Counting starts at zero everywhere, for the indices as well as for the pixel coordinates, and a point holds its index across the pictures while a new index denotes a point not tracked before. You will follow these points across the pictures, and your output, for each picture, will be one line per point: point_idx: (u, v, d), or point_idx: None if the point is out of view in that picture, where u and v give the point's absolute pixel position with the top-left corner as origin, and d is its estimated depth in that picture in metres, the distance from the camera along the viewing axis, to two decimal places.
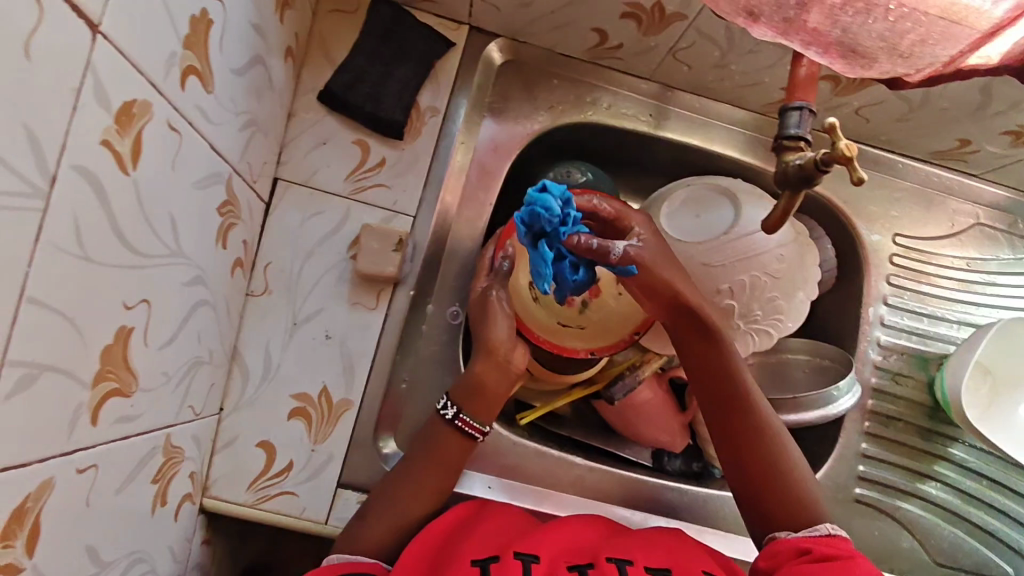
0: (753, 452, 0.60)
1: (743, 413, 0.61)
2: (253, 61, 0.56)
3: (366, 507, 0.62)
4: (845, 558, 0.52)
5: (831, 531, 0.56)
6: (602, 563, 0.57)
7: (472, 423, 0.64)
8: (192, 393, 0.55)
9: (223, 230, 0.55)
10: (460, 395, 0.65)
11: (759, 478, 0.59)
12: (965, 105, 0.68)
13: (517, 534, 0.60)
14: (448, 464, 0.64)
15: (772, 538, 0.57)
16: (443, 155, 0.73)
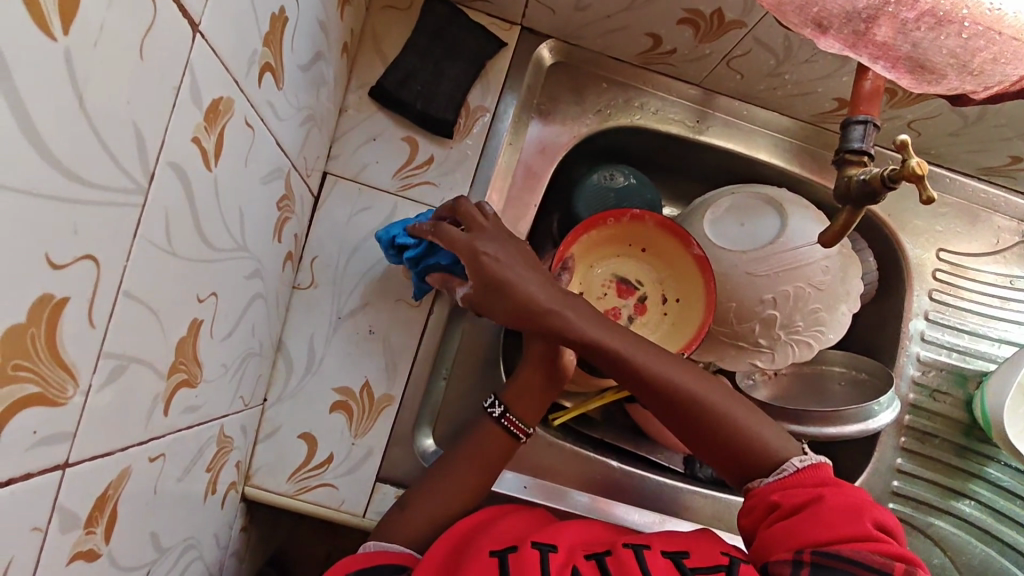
0: (707, 434, 0.59)
1: (685, 405, 0.58)
2: (316, 57, 0.56)
3: (408, 496, 0.64)
4: (815, 503, 0.53)
5: (798, 467, 0.56)
6: (618, 549, 0.55)
7: (517, 423, 0.66)
8: (243, 382, 0.56)
9: (279, 223, 0.56)
10: (509, 396, 0.67)
11: (721, 453, 0.59)
12: (1021, 123, 0.67)
13: (539, 529, 0.59)
14: (489, 460, 0.65)
15: (749, 489, 0.58)
16: (490, 155, 0.73)
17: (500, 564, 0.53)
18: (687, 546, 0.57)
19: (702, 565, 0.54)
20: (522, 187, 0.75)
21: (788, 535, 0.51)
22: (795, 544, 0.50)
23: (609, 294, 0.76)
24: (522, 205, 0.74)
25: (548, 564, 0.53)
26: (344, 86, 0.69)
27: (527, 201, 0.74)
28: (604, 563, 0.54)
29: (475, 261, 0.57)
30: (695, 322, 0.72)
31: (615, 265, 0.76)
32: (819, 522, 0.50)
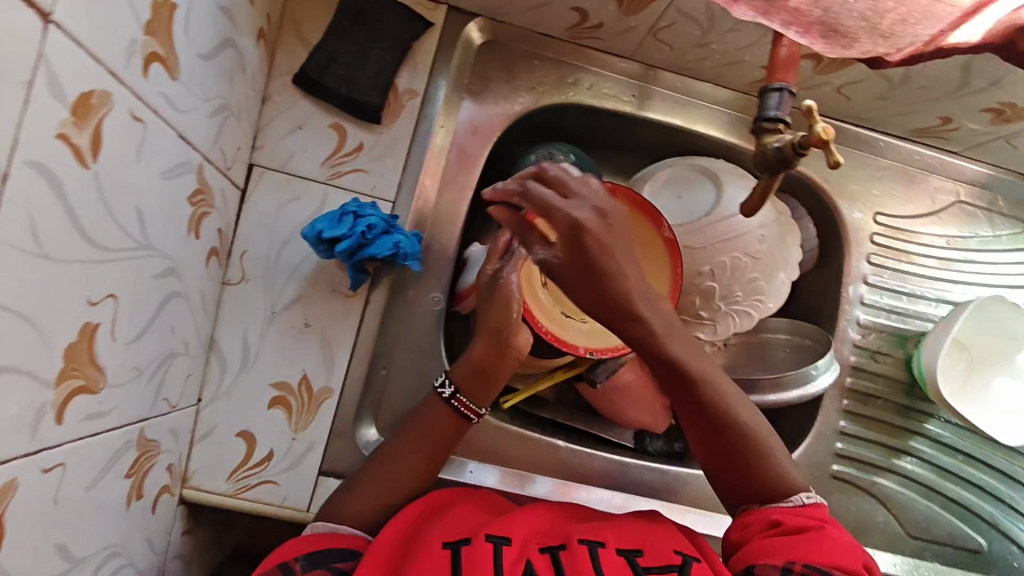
0: (726, 448, 0.60)
1: (711, 419, 0.60)
2: (223, 44, 0.54)
3: (354, 478, 0.63)
4: (814, 530, 0.55)
5: (805, 501, 0.58)
6: (573, 544, 0.56)
7: (468, 404, 0.66)
8: (167, 386, 0.55)
9: (195, 219, 0.54)
10: (463, 375, 0.67)
11: (733, 470, 0.60)
12: (945, 84, 0.68)
13: (490, 518, 0.59)
14: (439, 439, 0.65)
15: (747, 508, 0.60)
16: (422, 139, 0.71)
17: (452, 558, 0.53)
18: (641, 544, 0.58)
19: (654, 564, 0.56)
20: (456, 170, 0.73)
21: (784, 550, 0.53)
22: (787, 556, 0.53)
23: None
24: (457, 188, 0.73)
25: (501, 559, 0.53)
26: (265, 73, 0.66)
27: (462, 183, 0.73)
28: (558, 556, 0.54)
29: (574, 234, 0.49)
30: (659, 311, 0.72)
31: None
32: (815, 547, 0.53)
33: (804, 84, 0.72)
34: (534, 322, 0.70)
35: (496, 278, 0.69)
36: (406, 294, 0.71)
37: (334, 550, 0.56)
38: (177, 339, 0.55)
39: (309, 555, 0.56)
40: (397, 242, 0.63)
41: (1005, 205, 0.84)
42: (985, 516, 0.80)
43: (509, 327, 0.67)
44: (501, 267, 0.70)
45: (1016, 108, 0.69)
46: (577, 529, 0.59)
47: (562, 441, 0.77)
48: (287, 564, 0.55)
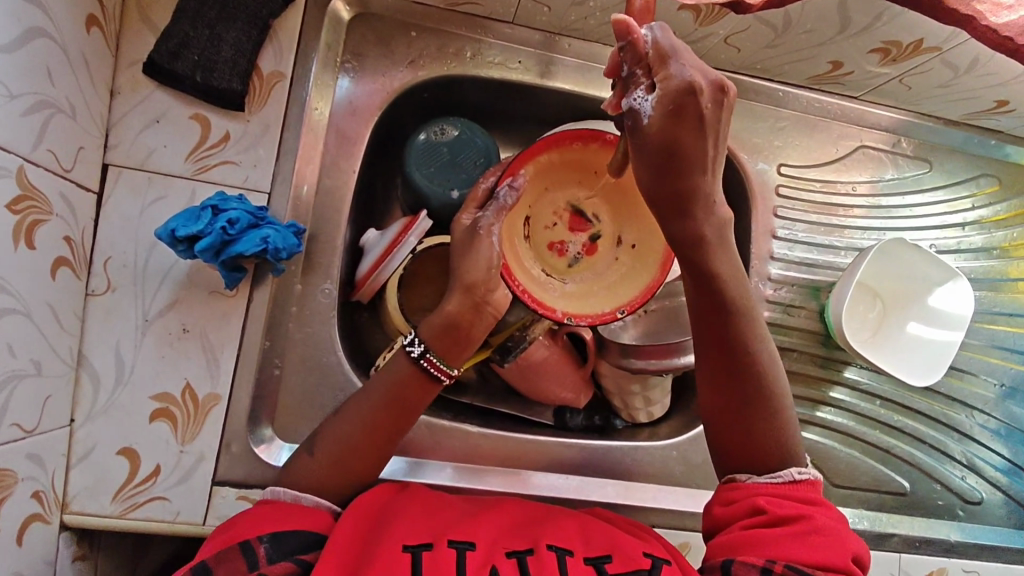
0: (732, 403, 0.56)
1: (741, 372, 0.56)
2: (29, 34, 0.49)
3: (317, 436, 0.57)
4: (803, 521, 0.52)
5: (795, 477, 0.55)
6: (541, 549, 0.52)
7: (439, 365, 0.58)
8: (15, 408, 0.51)
9: (20, 227, 0.50)
10: (432, 334, 0.58)
11: (730, 427, 0.57)
12: (827, 26, 0.66)
13: (452, 519, 0.55)
14: (407, 406, 0.58)
15: (732, 479, 0.57)
16: (295, 124, 0.67)
17: (413, 561, 0.49)
18: (609, 549, 0.55)
19: (624, 570, 0.52)
20: (337, 154, 0.70)
21: (766, 540, 0.51)
22: (767, 550, 0.50)
23: (559, 226, 0.68)
24: (340, 172, 0.70)
25: (464, 565, 0.49)
26: (109, 64, 0.61)
27: (345, 167, 0.70)
28: (525, 561, 0.51)
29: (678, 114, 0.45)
30: (654, 270, 0.62)
31: (571, 195, 0.67)
32: (803, 542, 0.50)
33: (688, 38, 0.70)
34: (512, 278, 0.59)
35: (474, 227, 0.59)
36: (294, 288, 0.67)
37: (300, 533, 0.51)
38: (19, 357, 0.51)
39: (274, 537, 0.50)
40: (265, 236, 0.60)
41: (910, 146, 0.84)
42: (905, 458, 0.81)
43: (487, 283, 0.58)
44: (481, 216, 0.59)
45: (902, 46, 0.67)
46: (547, 534, 0.55)
47: (476, 425, 0.74)
48: (248, 544, 0.49)
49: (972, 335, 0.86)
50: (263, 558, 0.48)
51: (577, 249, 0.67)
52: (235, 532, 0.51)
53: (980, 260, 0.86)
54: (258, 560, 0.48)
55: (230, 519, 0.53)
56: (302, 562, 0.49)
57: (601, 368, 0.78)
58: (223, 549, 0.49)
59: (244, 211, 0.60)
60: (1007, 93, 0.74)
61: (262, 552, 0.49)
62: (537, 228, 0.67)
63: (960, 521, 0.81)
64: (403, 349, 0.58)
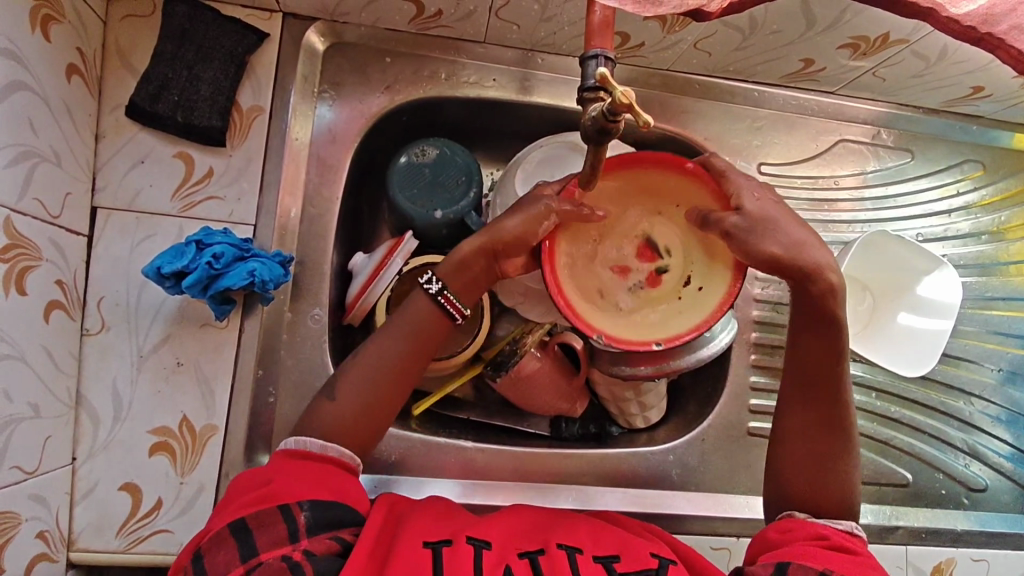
0: (813, 452, 0.61)
1: (828, 428, 0.61)
2: (9, 90, 0.51)
3: (337, 381, 0.59)
4: (859, 555, 0.54)
5: (854, 530, 0.58)
6: (552, 549, 0.52)
7: (454, 302, 0.60)
8: (14, 452, 0.53)
9: (10, 276, 0.52)
10: (447, 273, 0.61)
11: (804, 473, 0.61)
12: (794, 25, 0.66)
13: (468, 520, 0.55)
14: (426, 344, 0.60)
15: (789, 515, 0.60)
16: (276, 154, 0.68)
17: (433, 557, 0.48)
18: (619, 548, 0.54)
19: (631, 569, 0.51)
20: (319, 182, 0.71)
21: (824, 556, 0.53)
22: (824, 562, 0.52)
23: (627, 250, 0.59)
24: (323, 200, 0.71)
25: (481, 562, 0.48)
26: (93, 110, 0.63)
27: (328, 194, 0.71)
28: (537, 561, 0.50)
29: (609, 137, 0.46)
30: (710, 300, 0.56)
31: (646, 218, 0.59)
32: (862, 569, 0.53)
33: (658, 46, 0.71)
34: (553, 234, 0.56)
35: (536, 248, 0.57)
36: (284, 316, 0.69)
37: (336, 505, 0.51)
38: (17, 401, 0.53)
39: (314, 505, 0.50)
40: (252, 270, 0.61)
41: (891, 137, 0.84)
42: (907, 449, 0.81)
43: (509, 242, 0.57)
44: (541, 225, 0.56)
45: (870, 39, 0.68)
46: (558, 534, 0.55)
47: (472, 440, 0.75)
48: (289, 511, 0.49)
49: (967, 322, 0.85)
50: (303, 527, 0.48)
51: (641, 279, 0.59)
52: (274, 490, 0.50)
53: (969, 246, 0.86)
54: (298, 532, 0.48)
55: (253, 472, 0.53)
56: (342, 541, 0.49)
57: (594, 376, 0.78)
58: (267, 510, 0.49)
59: (225, 244, 0.61)
60: (983, 79, 0.74)
61: (302, 521, 0.49)
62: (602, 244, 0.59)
63: (965, 509, 0.81)
64: (421, 290, 0.61)
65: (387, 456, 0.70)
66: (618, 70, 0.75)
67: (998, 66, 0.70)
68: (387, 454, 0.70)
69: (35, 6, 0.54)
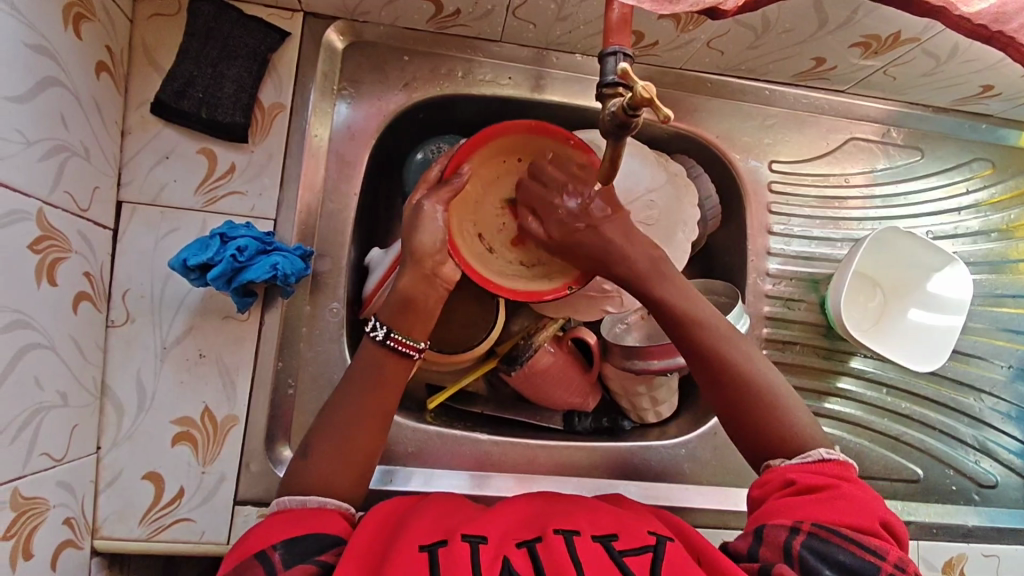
0: (733, 399, 0.59)
1: (725, 369, 0.59)
2: (43, 86, 0.53)
3: (309, 439, 0.56)
4: (830, 487, 0.53)
5: (824, 455, 0.55)
6: (549, 536, 0.52)
7: (405, 342, 0.58)
8: (44, 439, 0.54)
9: (43, 266, 0.53)
10: (389, 315, 0.59)
11: (740, 427, 0.59)
12: (807, 25, 0.67)
13: (465, 518, 0.55)
14: (390, 384, 0.58)
15: (767, 466, 0.57)
16: (296, 150, 0.70)
17: (430, 559, 0.48)
18: (615, 528, 0.54)
19: (630, 546, 0.52)
20: (337, 178, 0.72)
21: (795, 505, 0.52)
22: (796, 513, 0.51)
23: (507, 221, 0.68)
24: (341, 196, 0.72)
25: (477, 557, 0.49)
26: (120, 106, 0.64)
27: (346, 191, 0.72)
28: (534, 550, 0.50)
29: (625, 131, 0.48)
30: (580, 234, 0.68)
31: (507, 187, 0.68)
32: (833, 506, 0.51)
33: (672, 44, 0.72)
34: (460, 257, 0.63)
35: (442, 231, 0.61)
36: (302, 309, 0.70)
37: (315, 536, 0.50)
38: (46, 389, 0.54)
39: (288, 543, 0.49)
40: (274, 263, 0.63)
41: (900, 135, 0.85)
42: (917, 445, 0.82)
43: (434, 254, 0.61)
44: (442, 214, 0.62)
45: (882, 39, 0.69)
46: (554, 520, 0.55)
47: (486, 433, 0.75)
48: (263, 554, 0.49)
49: (976, 319, 0.86)
50: (279, 563, 0.48)
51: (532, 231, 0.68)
52: (249, 545, 0.50)
53: (979, 243, 0.87)
54: (274, 567, 0.48)
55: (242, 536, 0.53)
56: (324, 563, 0.48)
57: (606, 370, 0.79)
58: (240, 562, 0.49)
59: (236, 240, 0.62)
60: (992, 77, 0.75)
61: (276, 559, 0.48)
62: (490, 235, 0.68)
63: (976, 505, 0.81)
64: (367, 337, 0.59)
65: (403, 448, 0.71)
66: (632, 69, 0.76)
67: (1008, 65, 0.71)
68: (403, 446, 0.71)
69: (68, 4, 0.55)
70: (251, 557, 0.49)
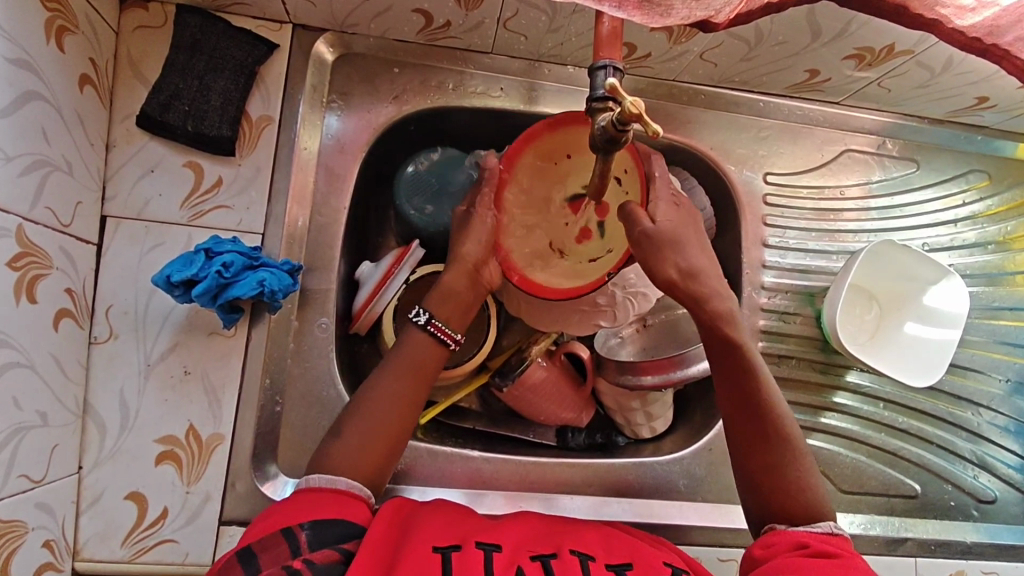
0: (768, 454, 0.59)
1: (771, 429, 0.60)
2: (24, 100, 0.52)
3: (343, 421, 0.56)
4: (842, 556, 0.52)
5: (832, 529, 0.55)
6: (564, 554, 0.51)
7: (444, 329, 0.60)
8: (21, 461, 0.53)
9: (22, 284, 0.52)
10: (433, 301, 0.61)
11: (764, 479, 0.59)
12: (800, 36, 0.67)
13: (477, 527, 0.54)
14: (425, 372, 0.59)
15: (771, 529, 0.57)
16: (285, 163, 0.69)
17: (444, 561, 0.47)
18: (630, 557, 0.53)
19: None
20: (327, 191, 0.71)
21: (808, 567, 0.50)
22: (806, 573, 0.50)
23: (567, 222, 0.63)
24: (331, 209, 0.71)
25: (492, 565, 0.48)
26: (104, 119, 0.63)
27: (336, 205, 0.71)
28: (549, 564, 0.49)
29: (613, 145, 0.46)
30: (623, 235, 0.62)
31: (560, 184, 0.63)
32: (848, 573, 0.50)
33: (665, 56, 0.71)
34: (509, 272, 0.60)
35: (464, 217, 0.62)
36: (290, 324, 0.69)
37: (340, 523, 0.49)
38: (25, 409, 0.53)
39: (315, 524, 0.48)
40: (261, 279, 0.62)
41: (896, 147, 0.84)
42: (915, 460, 0.81)
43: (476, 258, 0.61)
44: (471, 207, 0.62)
45: (876, 51, 0.68)
46: (570, 540, 0.54)
47: (477, 449, 0.74)
48: (289, 531, 0.48)
49: (973, 331, 0.85)
50: (304, 544, 0.47)
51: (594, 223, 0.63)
52: (274, 521, 0.49)
53: (976, 255, 0.86)
54: (299, 546, 0.47)
55: (264, 512, 0.51)
56: (343, 551, 0.47)
57: (600, 385, 0.78)
58: (267, 535, 0.47)
59: (224, 253, 0.61)
60: (986, 89, 0.74)
61: (302, 538, 0.47)
62: (555, 242, 0.63)
63: (975, 521, 0.80)
64: (410, 323, 0.61)
65: None
66: (625, 80, 0.76)
67: (1003, 77, 0.71)
68: None
69: (50, 17, 0.55)
70: (278, 532, 0.47)
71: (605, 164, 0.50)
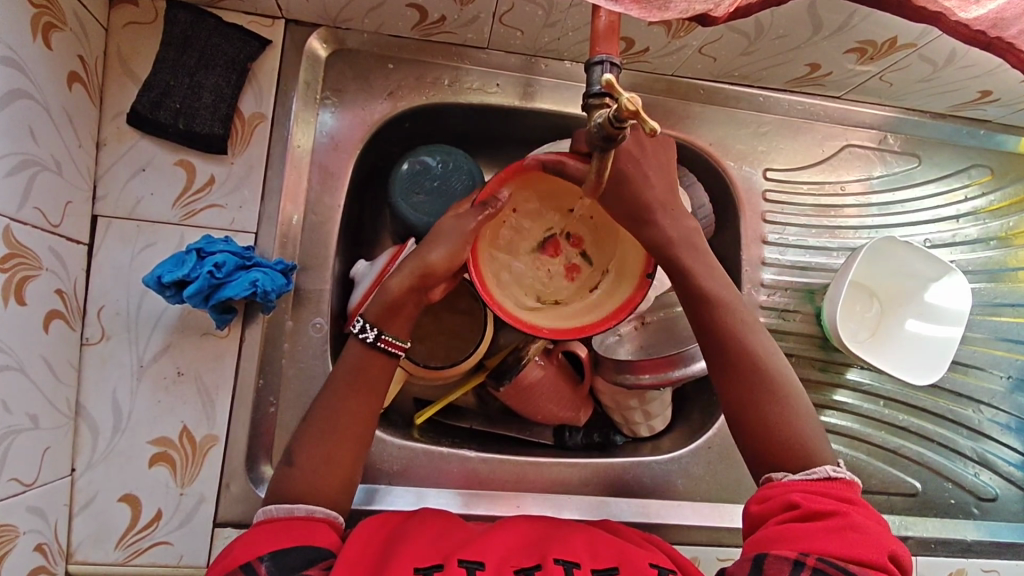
0: (747, 390, 0.58)
1: (747, 364, 0.58)
2: (10, 100, 0.51)
3: (293, 446, 0.55)
4: (838, 516, 0.50)
5: (831, 475, 0.54)
6: (548, 564, 0.50)
7: (396, 342, 0.58)
8: (12, 464, 0.52)
9: (9, 287, 0.51)
10: (378, 314, 0.58)
11: (748, 418, 0.57)
12: (801, 30, 0.66)
13: (460, 540, 0.53)
14: (374, 387, 0.57)
15: (768, 480, 0.55)
16: (279, 160, 0.68)
17: None
18: (616, 560, 0.52)
19: None
20: (320, 189, 0.70)
21: (801, 534, 0.49)
22: (801, 543, 0.49)
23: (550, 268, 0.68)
24: (324, 208, 0.70)
25: None
26: (94, 117, 0.62)
27: (329, 203, 0.70)
28: None
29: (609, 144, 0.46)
30: (634, 250, 0.63)
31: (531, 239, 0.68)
32: (843, 537, 0.49)
33: (663, 51, 0.70)
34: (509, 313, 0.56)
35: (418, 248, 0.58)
36: (284, 324, 0.68)
37: (302, 549, 0.49)
38: (15, 413, 0.52)
39: (275, 555, 0.48)
40: (254, 279, 0.61)
41: (897, 142, 0.83)
42: (914, 458, 0.80)
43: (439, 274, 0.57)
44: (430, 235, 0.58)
45: (878, 44, 0.67)
46: (554, 547, 0.53)
47: (474, 449, 0.74)
48: (250, 567, 0.47)
49: (974, 328, 0.84)
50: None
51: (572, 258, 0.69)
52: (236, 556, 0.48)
53: (977, 251, 0.85)
54: None
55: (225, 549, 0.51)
56: None
57: (598, 384, 0.78)
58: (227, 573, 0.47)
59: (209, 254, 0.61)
60: (990, 83, 0.73)
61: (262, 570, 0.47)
62: (547, 287, 0.67)
63: (976, 518, 0.79)
64: (355, 337, 0.58)
65: (388, 466, 0.69)
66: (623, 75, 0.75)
67: (1006, 70, 0.69)
68: (387, 465, 0.69)
69: (36, 13, 0.54)
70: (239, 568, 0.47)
71: (601, 163, 0.49)
